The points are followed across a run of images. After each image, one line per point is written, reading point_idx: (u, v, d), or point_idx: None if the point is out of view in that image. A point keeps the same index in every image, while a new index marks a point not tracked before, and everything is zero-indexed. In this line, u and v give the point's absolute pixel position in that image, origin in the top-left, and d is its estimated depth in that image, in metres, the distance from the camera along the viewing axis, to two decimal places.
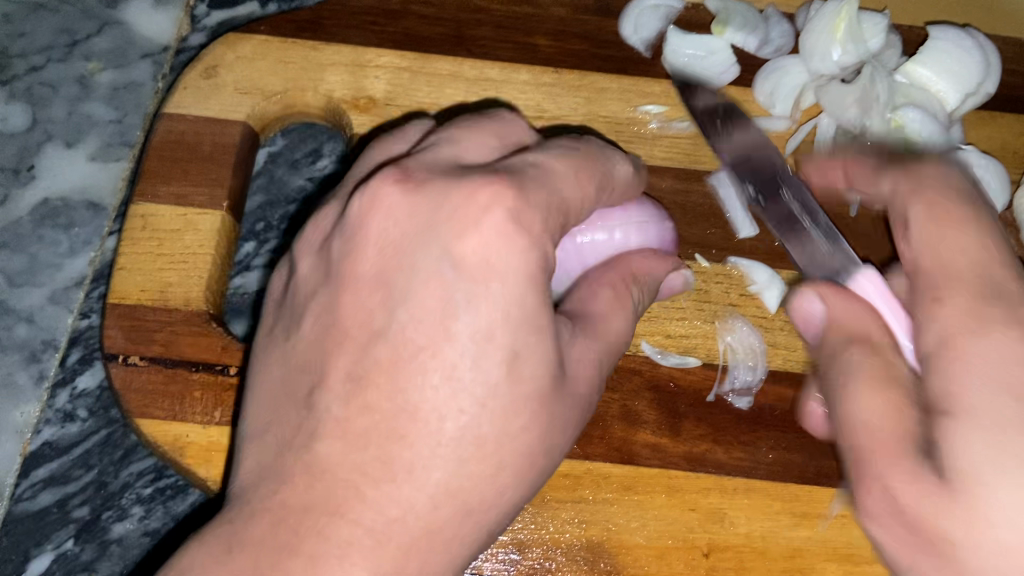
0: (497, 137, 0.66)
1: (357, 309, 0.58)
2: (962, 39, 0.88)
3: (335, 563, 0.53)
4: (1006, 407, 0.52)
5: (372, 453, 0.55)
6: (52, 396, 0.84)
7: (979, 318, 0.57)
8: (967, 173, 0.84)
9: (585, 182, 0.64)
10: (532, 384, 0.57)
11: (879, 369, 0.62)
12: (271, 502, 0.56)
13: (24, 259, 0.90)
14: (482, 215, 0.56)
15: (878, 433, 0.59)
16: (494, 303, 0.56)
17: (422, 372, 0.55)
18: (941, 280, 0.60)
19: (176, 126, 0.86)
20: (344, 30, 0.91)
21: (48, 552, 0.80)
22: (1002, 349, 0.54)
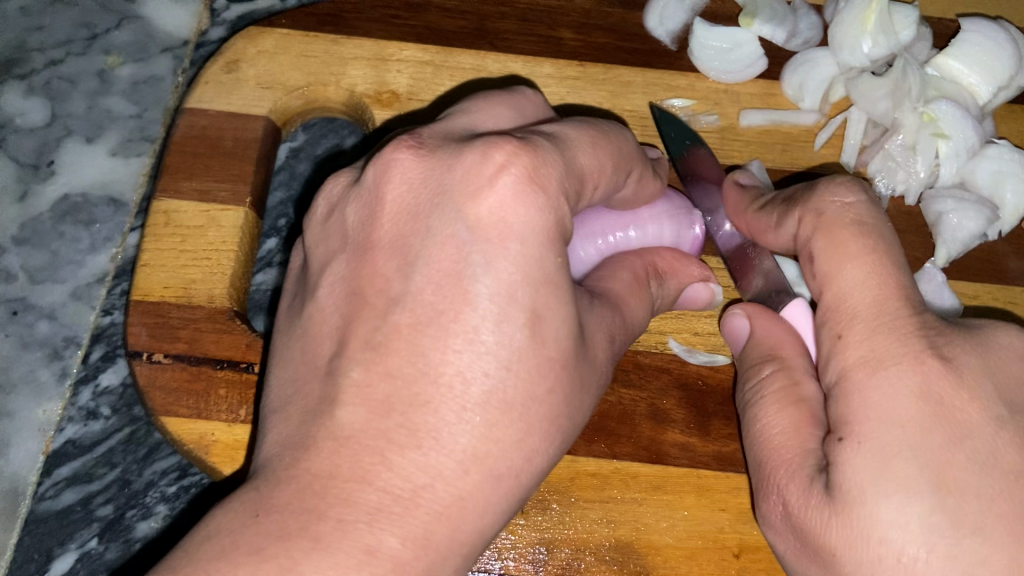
0: (509, 105, 0.65)
1: (373, 274, 0.57)
2: (996, 31, 0.87)
3: (362, 529, 0.51)
4: (895, 442, 0.54)
5: (396, 421, 0.53)
6: (75, 394, 0.84)
7: (878, 351, 0.57)
8: (1002, 166, 0.83)
9: (604, 150, 0.63)
10: (557, 347, 0.56)
11: (789, 387, 0.63)
12: (298, 470, 0.53)
13: (45, 255, 0.90)
14: (494, 175, 0.55)
15: (781, 449, 0.61)
16: (512, 265, 0.54)
17: (444, 337, 0.54)
18: (840, 309, 0.59)
19: (198, 121, 0.85)
20: (365, 24, 0.90)
21: (71, 551, 0.79)
22: (903, 385, 0.55)
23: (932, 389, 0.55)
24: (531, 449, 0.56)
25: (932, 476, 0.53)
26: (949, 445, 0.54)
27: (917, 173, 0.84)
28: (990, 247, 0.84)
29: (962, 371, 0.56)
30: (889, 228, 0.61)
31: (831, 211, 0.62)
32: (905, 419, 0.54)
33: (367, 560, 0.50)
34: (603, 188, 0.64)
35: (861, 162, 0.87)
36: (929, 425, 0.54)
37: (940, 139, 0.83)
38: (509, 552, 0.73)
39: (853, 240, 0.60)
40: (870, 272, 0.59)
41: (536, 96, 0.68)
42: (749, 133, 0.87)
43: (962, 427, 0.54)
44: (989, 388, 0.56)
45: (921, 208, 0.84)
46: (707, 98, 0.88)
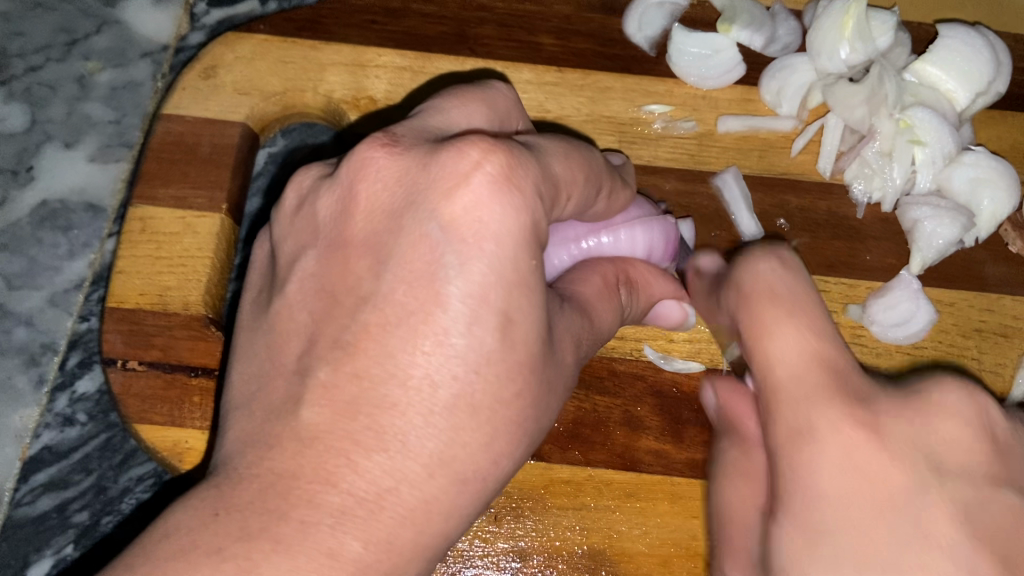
0: (486, 107, 0.64)
1: (345, 273, 0.56)
2: (973, 37, 0.86)
3: (326, 531, 0.49)
4: (819, 519, 0.56)
5: (363, 423, 0.52)
6: (51, 400, 0.84)
7: (805, 422, 0.59)
8: (978, 173, 0.83)
9: (577, 161, 0.63)
10: (525, 353, 0.55)
11: (742, 460, 0.71)
12: (260, 469, 0.52)
13: (24, 261, 0.90)
14: (470, 171, 0.53)
15: (737, 515, 0.69)
16: (486, 265, 0.53)
17: (412, 339, 0.53)
18: (771, 384, 0.62)
19: (174, 127, 0.85)
20: (344, 29, 0.90)
21: (48, 557, 0.80)
22: (829, 459, 0.57)
23: (853, 460, 0.56)
24: (499, 452, 0.56)
25: (857, 551, 0.54)
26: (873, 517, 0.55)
27: (893, 180, 0.84)
28: (968, 254, 0.84)
29: (888, 439, 0.57)
30: (814, 298, 0.63)
31: (749, 283, 0.66)
32: (828, 496, 0.56)
33: (329, 562, 0.49)
34: (575, 199, 0.63)
35: (838, 169, 0.86)
36: (851, 499, 0.56)
37: (917, 146, 0.83)
38: (481, 560, 0.73)
39: (771, 314, 0.63)
40: (795, 345, 0.61)
41: (507, 90, 0.66)
42: (726, 139, 0.87)
43: (886, 498, 0.55)
44: (919, 454, 0.56)
45: (898, 215, 0.84)
46: (685, 104, 0.88)
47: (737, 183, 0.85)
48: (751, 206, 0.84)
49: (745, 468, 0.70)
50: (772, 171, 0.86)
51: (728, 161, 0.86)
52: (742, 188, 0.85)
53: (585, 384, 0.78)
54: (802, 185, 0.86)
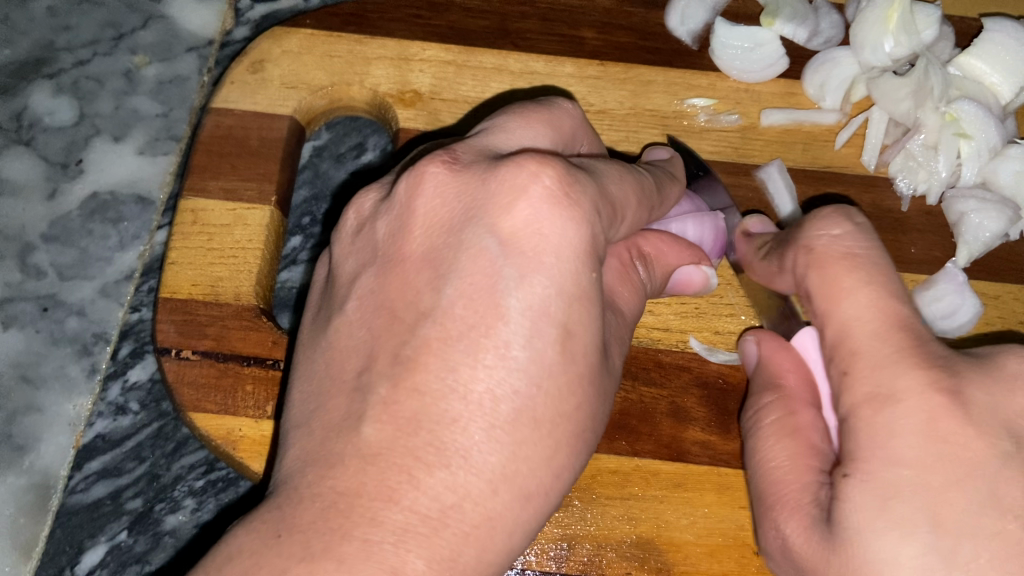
0: (551, 129, 0.65)
1: (404, 288, 0.56)
2: (1021, 32, 0.86)
3: (388, 548, 0.49)
4: (896, 481, 0.54)
5: (424, 439, 0.52)
6: (104, 389, 0.86)
7: (888, 386, 0.56)
8: (1022, 166, 0.83)
9: (630, 182, 0.64)
10: (583, 364, 0.56)
11: (787, 418, 0.66)
12: (320, 488, 0.52)
13: (75, 253, 0.91)
14: (528, 183, 0.54)
15: (785, 476, 0.63)
16: (546, 279, 0.54)
17: (474, 353, 0.53)
18: (844, 340, 0.60)
19: (224, 121, 0.86)
20: (389, 24, 0.91)
21: (102, 544, 0.81)
22: (909, 422, 0.55)
23: (934, 425, 0.54)
24: (559, 466, 0.56)
25: (931, 516, 0.53)
26: (951, 484, 0.53)
27: (939, 173, 0.84)
28: (1012, 247, 0.83)
29: (971, 406, 0.55)
30: (890, 266, 0.62)
31: (820, 245, 0.65)
32: (909, 459, 0.54)
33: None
34: (628, 223, 0.63)
35: (882, 162, 0.86)
36: (932, 464, 0.53)
37: (963, 139, 0.84)
38: (532, 549, 0.74)
39: (847, 274, 0.61)
40: (875, 301, 0.60)
41: (574, 109, 0.67)
42: (769, 132, 0.87)
43: (968, 466, 0.53)
44: (999, 424, 0.55)
45: (943, 208, 0.84)
46: (728, 97, 0.89)
47: (781, 175, 0.85)
48: (795, 196, 0.84)
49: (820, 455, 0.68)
50: (819, 164, 0.86)
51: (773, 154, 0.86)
52: (786, 180, 0.85)
53: (631, 374, 0.79)
54: (845, 178, 0.86)
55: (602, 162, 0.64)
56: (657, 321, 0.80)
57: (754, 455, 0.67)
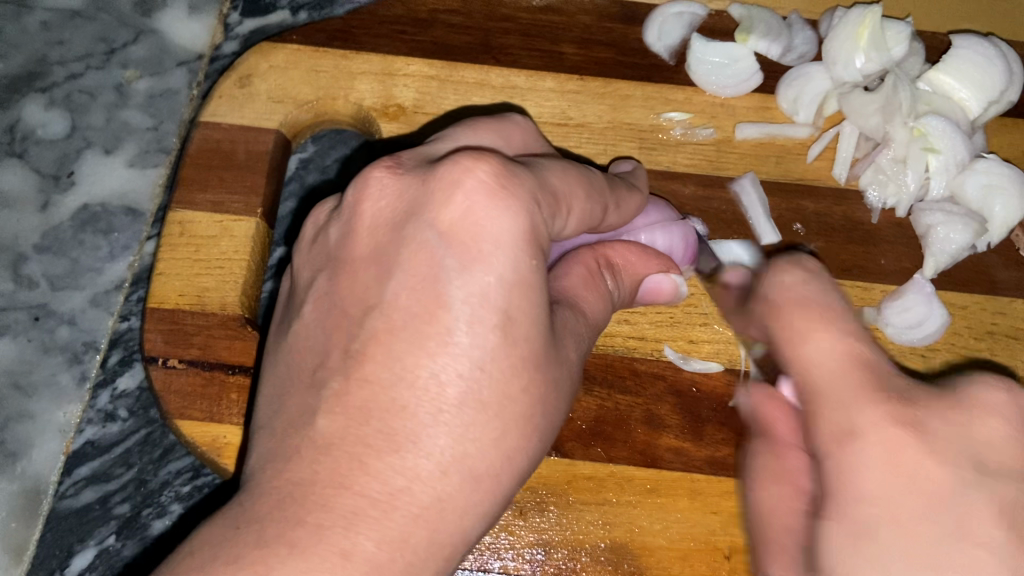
0: (499, 139, 0.69)
1: (354, 286, 0.59)
2: (985, 47, 0.88)
3: (340, 534, 0.51)
4: (866, 522, 0.51)
5: (375, 426, 0.54)
6: (94, 397, 0.87)
7: (847, 422, 0.54)
8: (990, 179, 0.85)
9: (575, 174, 0.65)
10: (528, 348, 0.58)
11: (773, 462, 0.70)
12: (281, 480, 0.54)
13: (66, 263, 0.93)
14: (463, 177, 0.57)
15: (777, 521, 0.67)
16: (486, 269, 0.56)
17: (419, 341, 0.56)
18: (804, 381, 0.59)
19: (212, 134, 0.89)
20: (374, 39, 0.93)
21: (90, 547, 0.83)
22: (874, 459, 0.52)
23: (897, 459, 0.51)
24: (510, 450, 0.58)
25: (904, 556, 0.49)
26: (924, 525, 0.49)
27: (908, 186, 0.87)
28: (979, 258, 0.86)
29: (935, 438, 0.52)
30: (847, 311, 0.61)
31: (777, 291, 0.64)
32: (874, 497, 0.51)
33: (343, 563, 0.50)
34: (576, 215, 0.65)
35: (854, 175, 0.88)
36: (898, 500, 0.50)
37: (931, 153, 0.86)
38: (508, 552, 0.76)
39: (809, 308, 0.61)
40: (834, 341, 0.58)
41: (525, 122, 0.72)
42: (744, 146, 0.90)
43: (938, 498, 0.50)
44: (965, 453, 0.51)
45: (912, 221, 0.87)
46: (704, 111, 0.91)
47: (755, 188, 0.87)
48: (768, 210, 0.87)
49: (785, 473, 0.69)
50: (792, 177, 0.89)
51: (746, 167, 0.88)
52: (759, 194, 0.87)
53: (607, 383, 0.81)
54: (817, 191, 0.88)
55: (548, 157, 0.66)
56: (633, 330, 0.82)
57: (750, 499, 0.71)
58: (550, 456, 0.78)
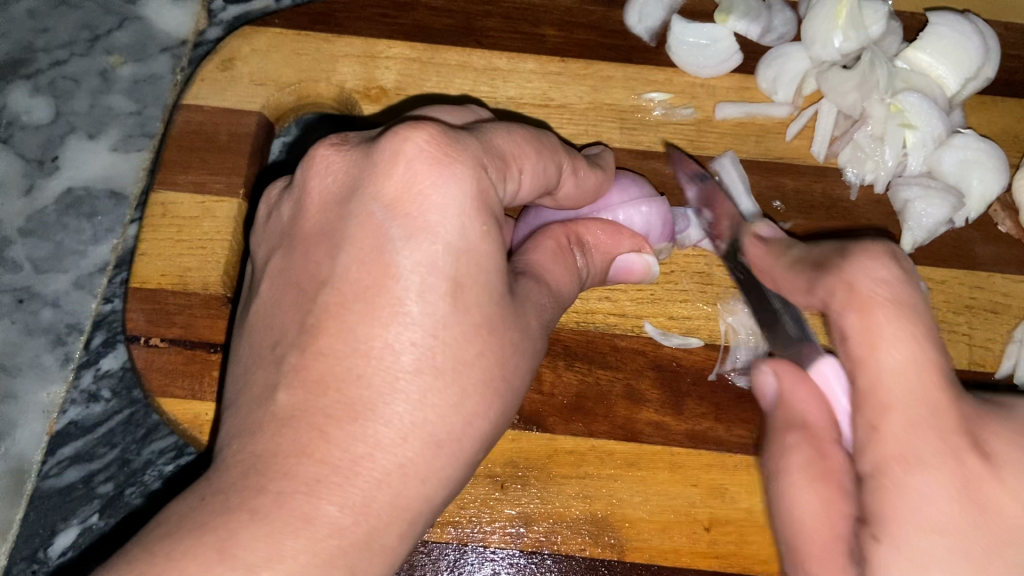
0: (457, 115, 0.70)
1: (306, 263, 0.59)
2: (962, 24, 0.89)
3: (300, 498, 0.51)
4: (930, 549, 0.53)
5: (332, 397, 0.54)
6: (78, 377, 0.88)
7: (922, 447, 0.56)
8: (968, 154, 0.86)
9: (523, 135, 0.65)
10: (481, 313, 0.58)
11: (816, 463, 0.62)
12: (243, 455, 0.54)
13: (50, 246, 0.94)
14: (403, 146, 0.57)
15: (817, 535, 0.60)
16: (432, 237, 0.56)
17: (371, 313, 0.56)
18: (874, 393, 0.58)
19: (194, 117, 0.89)
20: (355, 23, 0.93)
21: (74, 526, 0.83)
22: (941, 485, 0.54)
23: (975, 488, 0.54)
24: (472, 411, 0.58)
25: None
26: (988, 555, 0.52)
27: (886, 163, 0.87)
28: (959, 234, 0.87)
29: (1005, 469, 0.55)
30: (931, 316, 0.59)
31: (865, 289, 0.60)
32: (946, 525, 0.53)
33: (306, 527, 0.50)
34: (530, 174, 0.65)
35: (832, 153, 0.89)
36: (967, 532, 0.53)
37: (908, 129, 0.86)
38: (489, 526, 0.76)
39: (889, 323, 0.58)
40: (907, 357, 0.57)
41: (486, 111, 0.73)
42: (724, 125, 0.90)
43: (1008, 533, 0.53)
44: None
45: (890, 195, 0.87)
46: (683, 92, 0.91)
47: (734, 166, 0.88)
48: (748, 186, 0.87)
49: (821, 472, 0.62)
50: (770, 154, 0.89)
51: (726, 146, 0.89)
52: (739, 171, 0.88)
53: (588, 358, 0.81)
54: (798, 168, 0.89)
55: (499, 123, 0.67)
56: (614, 307, 0.82)
57: (782, 503, 0.63)
58: (530, 431, 0.79)
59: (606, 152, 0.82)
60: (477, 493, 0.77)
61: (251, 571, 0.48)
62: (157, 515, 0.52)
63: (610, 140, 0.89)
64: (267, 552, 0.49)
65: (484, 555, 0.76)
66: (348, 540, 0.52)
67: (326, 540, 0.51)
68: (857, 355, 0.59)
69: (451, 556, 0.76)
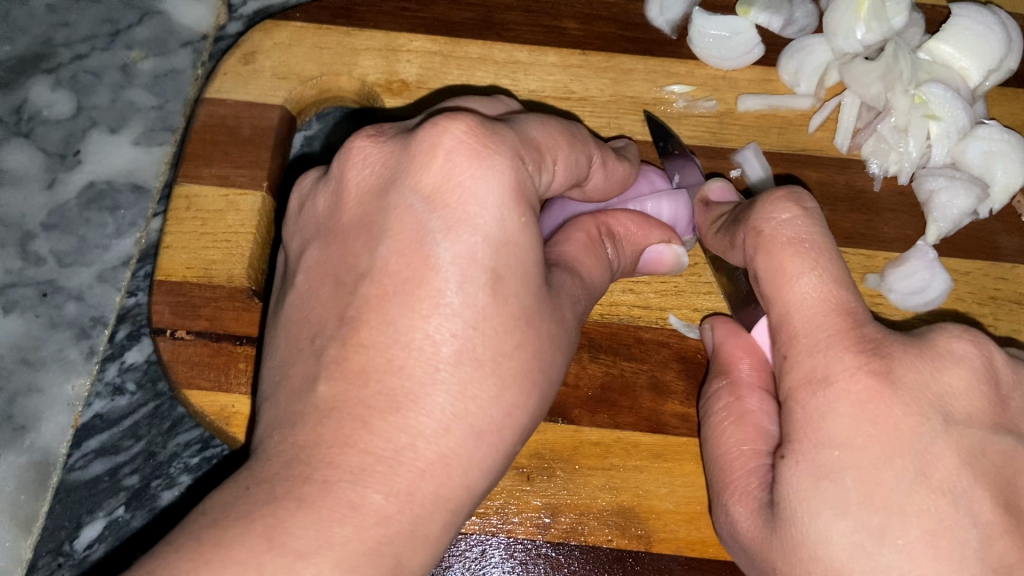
0: (489, 107, 0.70)
1: (344, 255, 0.59)
2: (985, 15, 0.88)
3: (347, 487, 0.51)
4: (829, 462, 0.59)
5: (374, 388, 0.54)
6: (102, 370, 0.88)
7: (821, 369, 0.61)
8: (991, 145, 0.86)
9: (556, 126, 0.65)
10: (519, 306, 0.58)
11: (735, 404, 0.71)
12: (285, 446, 0.54)
13: (73, 240, 0.94)
14: (441, 137, 0.57)
15: (736, 463, 0.68)
16: (472, 229, 0.56)
17: (411, 305, 0.56)
18: (786, 325, 0.64)
19: (217, 110, 0.89)
20: (376, 16, 0.93)
21: (100, 518, 0.83)
22: (842, 404, 0.59)
23: (868, 405, 0.59)
24: (511, 403, 0.58)
25: (860, 494, 0.57)
26: (879, 467, 0.57)
27: (910, 154, 0.87)
28: (982, 225, 0.86)
29: (904, 387, 0.59)
30: (833, 246, 0.64)
31: (768, 228, 0.65)
32: (838, 440, 0.59)
33: (353, 515, 0.51)
34: (563, 165, 0.65)
35: (855, 144, 0.89)
36: (863, 444, 0.58)
37: (932, 120, 0.86)
38: (515, 517, 0.76)
39: (792, 258, 0.63)
40: (813, 290, 0.62)
41: (516, 103, 0.73)
42: (746, 117, 0.90)
43: (898, 445, 0.58)
44: (929, 400, 0.59)
45: (914, 186, 0.87)
46: (705, 84, 0.91)
47: (757, 156, 0.88)
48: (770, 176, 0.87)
49: (740, 412, 0.70)
50: (794, 147, 0.89)
51: (749, 138, 0.89)
52: (762, 162, 0.88)
53: (612, 350, 0.81)
54: (820, 161, 0.88)
55: (530, 113, 0.67)
56: (637, 299, 0.82)
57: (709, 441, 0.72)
58: (556, 422, 0.79)
59: (628, 145, 0.82)
60: (504, 484, 0.77)
61: (301, 556, 0.48)
62: (201, 505, 0.52)
63: (633, 133, 0.89)
64: (315, 540, 0.49)
65: (511, 545, 0.76)
66: (393, 529, 0.52)
67: (373, 529, 0.51)
68: (771, 291, 0.65)
69: (478, 547, 0.76)
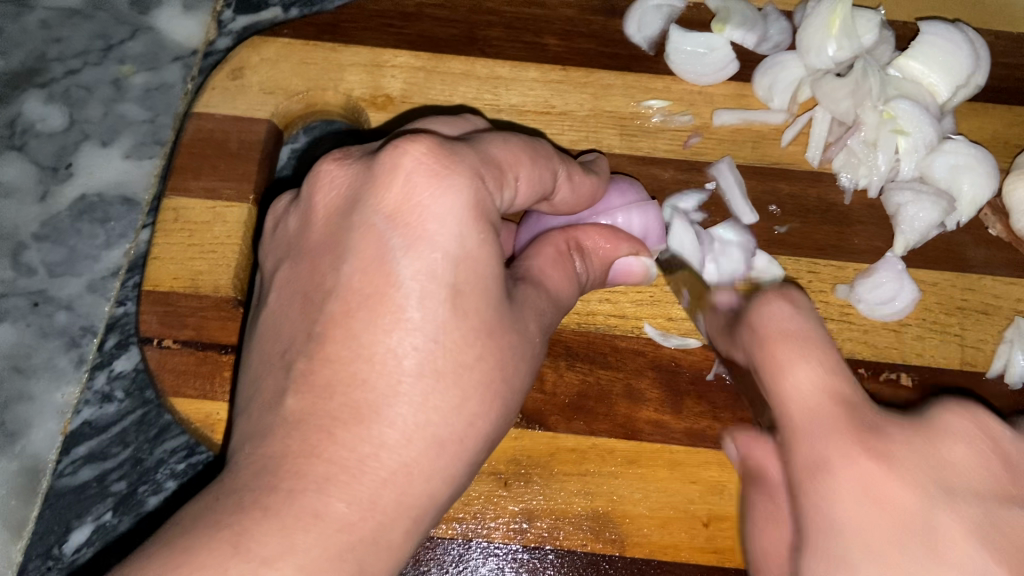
0: (456, 129, 0.72)
1: (313, 272, 0.62)
2: (952, 33, 0.91)
3: (312, 495, 0.53)
4: (839, 551, 0.56)
5: (338, 401, 0.56)
6: (91, 378, 0.90)
7: (820, 456, 0.59)
8: (958, 159, 0.89)
9: (517, 144, 0.68)
10: (480, 318, 0.60)
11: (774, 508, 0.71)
12: (257, 455, 0.56)
13: (64, 251, 0.96)
14: (400, 160, 0.59)
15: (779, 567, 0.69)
16: (432, 246, 0.58)
17: (375, 319, 0.58)
18: (786, 418, 0.63)
19: (206, 125, 0.91)
20: (362, 33, 0.95)
21: (88, 523, 0.85)
22: (844, 489, 0.57)
23: (871, 488, 0.56)
24: (472, 413, 0.61)
25: None
26: (886, 549, 0.54)
27: (879, 168, 0.90)
28: (950, 237, 0.89)
29: (902, 464, 0.57)
30: (827, 338, 0.64)
31: (766, 326, 0.66)
32: (844, 525, 0.56)
33: (315, 522, 0.52)
34: (525, 181, 0.67)
35: (826, 158, 0.91)
36: (868, 526, 0.55)
37: (900, 135, 0.89)
38: (492, 522, 0.79)
39: (785, 349, 0.64)
40: (811, 382, 0.62)
41: (483, 123, 0.76)
42: (721, 131, 0.93)
43: (905, 520, 0.55)
44: (933, 477, 0.56)
45: (882, 200, 0.89)
46: (682, 99, 0.93)
47: (731, 170, 0.90)
48: (745, 192, 0.89)
49: (779, 516, 0.70)
50: (767, 160, 0.91)
51: (723, 152, 0.91)
52: (736, 177, 0.90)
53: (589, 358, 0.83)
54: (791, 174, 0.91)
55: (492, 133, 0.69)
56: (613, 309, 0.85)
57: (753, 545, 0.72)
58: (533, 429, 0.81)
59: (598, 159, 0.84)
60: (481, 490, 0.79)
61: (265, 562, 0.50)
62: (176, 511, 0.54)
63: (611, 145, 0.91)
64: (278, 546, 0.51)
65: (487, 550, 0.78)
66: (356, 535, 0.54)
67: (336, 535, 0.53)
68: (773, 385, 0.64)
69: (456, 551, 0.78)
